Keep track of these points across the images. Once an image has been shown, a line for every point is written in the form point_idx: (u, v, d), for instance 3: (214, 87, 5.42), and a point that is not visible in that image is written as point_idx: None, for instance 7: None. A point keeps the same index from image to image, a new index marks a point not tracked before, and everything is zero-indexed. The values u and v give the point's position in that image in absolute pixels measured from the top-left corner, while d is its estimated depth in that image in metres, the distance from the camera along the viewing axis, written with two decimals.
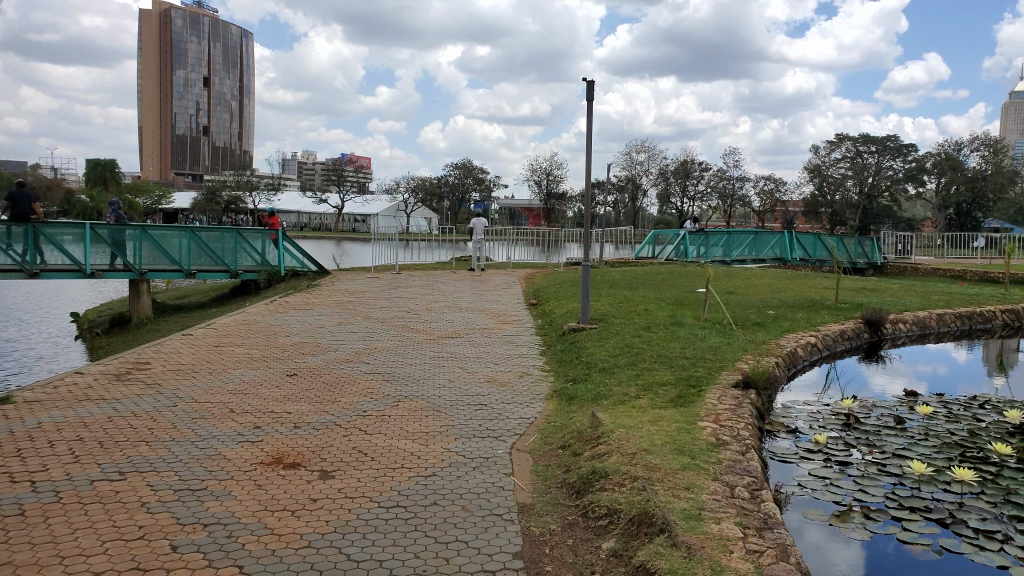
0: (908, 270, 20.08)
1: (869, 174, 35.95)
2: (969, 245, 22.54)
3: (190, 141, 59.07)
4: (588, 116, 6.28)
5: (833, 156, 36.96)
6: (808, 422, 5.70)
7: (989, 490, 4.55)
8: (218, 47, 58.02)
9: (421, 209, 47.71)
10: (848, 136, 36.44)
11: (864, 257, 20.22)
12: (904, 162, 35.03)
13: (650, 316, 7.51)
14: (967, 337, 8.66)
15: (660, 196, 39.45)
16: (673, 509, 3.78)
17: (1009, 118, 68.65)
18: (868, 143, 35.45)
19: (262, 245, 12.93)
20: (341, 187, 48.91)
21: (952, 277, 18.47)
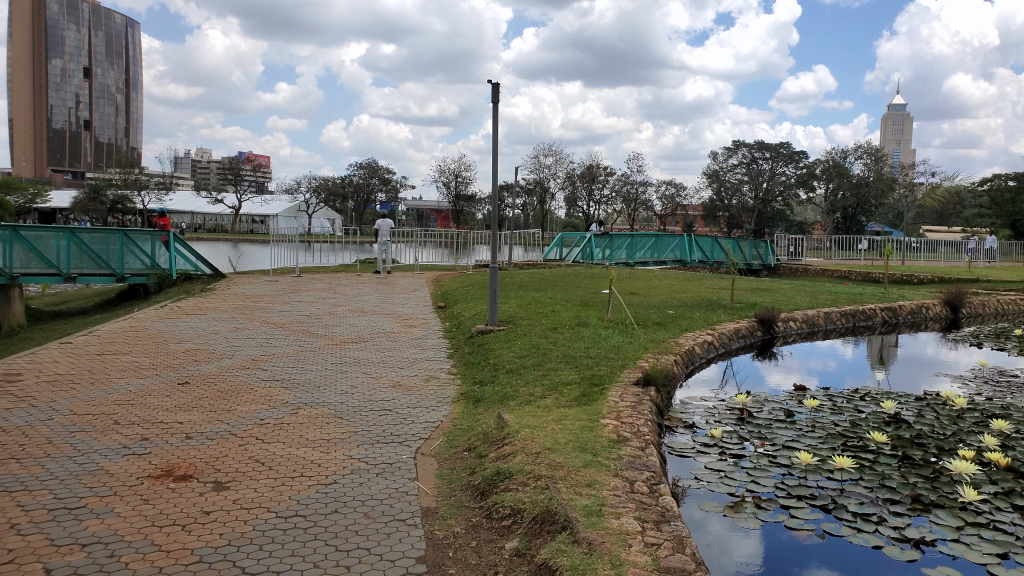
0: (799, 271, 21.28)
1: (763, 179, 37.67)
2: (854, 247, 24.14)
3: (71, 136, 55.56)
4: (494, 118, 6.27)
5: (730, 162, 38.56)
6: (704, 417, 5.90)
7: (868, 476, 4.86)
8: (101, 37, 54.72)
9: (324, 210, 46.73)
10: (744, 143, 38.19)
11: (759, 259, 21.26)
12: (795, 168, 37.00)
13: (556, 317, 7.59)
14: (851, 334, 9.19)
15: (568, 199, 40.10)
16: (574, 506, 3.83)
17: (888, 129, 73.81)
18: (763, 149, 37.14)
19: (151, 248, 12.27)
20: (237, 187, 46.99)
21: (838, 277, 19.62)
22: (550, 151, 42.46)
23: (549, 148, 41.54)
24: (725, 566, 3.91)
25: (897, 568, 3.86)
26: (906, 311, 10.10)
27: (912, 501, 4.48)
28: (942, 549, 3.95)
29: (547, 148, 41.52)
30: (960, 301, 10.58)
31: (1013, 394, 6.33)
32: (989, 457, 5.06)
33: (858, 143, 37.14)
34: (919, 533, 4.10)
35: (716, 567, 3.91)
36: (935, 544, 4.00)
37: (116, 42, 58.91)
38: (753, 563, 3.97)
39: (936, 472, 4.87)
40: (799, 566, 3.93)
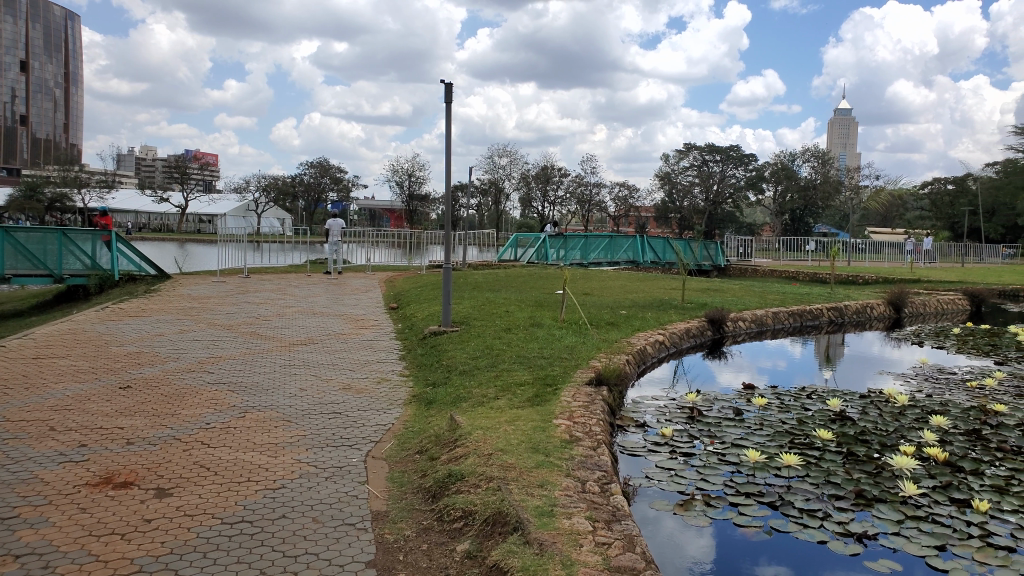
0: (749, 271, 21.66)
1: (714, 181, 38.28)
2: (801, 249, 24.72)
3: (6, 132, 53.61)
4: (447, 119, 6.24)
5: (681, 164, 39.15)
6: (655, 416, 5.97)
7: (814, 473, 4.96)
8: (39, 30, 52.90)
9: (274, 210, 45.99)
10: (695, 146, 38.83)
11: (709, 260, 21.70)
12: (745, 171, 37.81)
13: (510, 318, 7.60)
14: (799, 333, 9.40)
15: (522, 200, 40.24)
16: (526, 507, 3.83)
17: (834, 133, 76.12)
18: (713, 151, 37.76)
19: (92, 248, 11.96)
20: (183, 185, 45.97)
21: (785, 278, 20.10)
22: (504, 151, 42.55)
23: (504, 149, 41.67)
24: (675, 564, 3.96)
25: (841, 562, 3.96)
26: (851, 311, 10.38)
27: (855, 496, 4.60)
28: (883, 542, 4.07)
29: (502, 149, 41.65)
30: (902, 300, 10.91)
31: (951, 391, 6.55)
32: (929, 453, 5.23)
33: (805, 147, 38.20)
34: (862, 527, 4.21)
35: (666, 565, 3.95)
36: (877, 538, 4.12)
37: (55, 34, 57.00)
38: (704, 561, 4.02)
39: (879, 467, 5.01)
40: (748, 562, 3.99)
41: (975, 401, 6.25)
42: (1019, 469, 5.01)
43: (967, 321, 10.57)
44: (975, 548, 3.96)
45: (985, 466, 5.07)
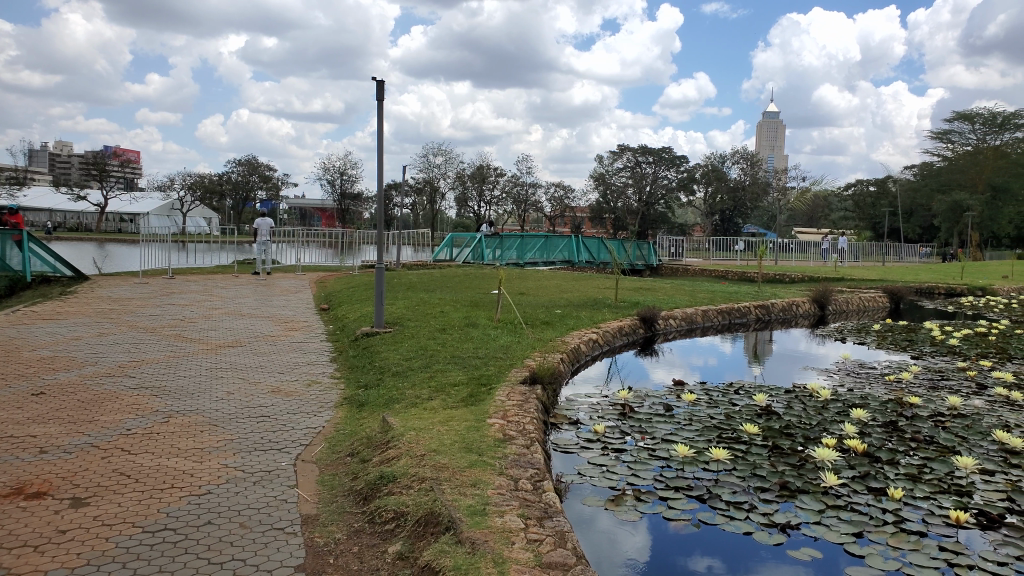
0: (680, 270, 22.10)
1: (646, 182, 38.76)
2: (730, 248, 25.42)
3: None
4: (380, 116, 6.17)
5: (615, 165, 39.74)
6: (588, 413, 6.04)
7: (740, 466, 5.11)
8: None
9: (200, 209, 44.67)
10: (630, 147, 39.43)
11: (642, 260, 22.15)
12: (677, 172, 38.73)
13: (446, 318, 7.57)
14: (729, 331, 9.66)
15: (458, 199, 40.19)
16: (459, 506, 3.83)
17: (763, 137, 78.78)
18: (646, 153, 38.40)
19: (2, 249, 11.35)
20: (101, 182, 44.11)
21: (715, 276, 20.73)
22: (440, 150, 42.38)
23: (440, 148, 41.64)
24: (607, 561, 4.02)
25: (766, 552, 4.09)
26: (778, 308, 10.73)
27: (779, 488, 4.76)
28: (805, 531, 4.22)
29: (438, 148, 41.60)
30: (826, 298, 11.34)
31: (871, 384, 6.83)
32: (849, 444, 5.44)
33: (735, 149, 39.69)
34: (786, 518, 4.35)
35: (598, 562, 4.01)
36: (799, 527, 4.27)
37: None
38: (638, 556, 4.09)
39: (802, 459, 5.18)
40: (679, 555, 4.08)
41: (892, 394, 6.53)
42: (930, 457, 5.27)
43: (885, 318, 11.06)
44: (890, 533, 4.15)
45: (900, 456, 5.31)
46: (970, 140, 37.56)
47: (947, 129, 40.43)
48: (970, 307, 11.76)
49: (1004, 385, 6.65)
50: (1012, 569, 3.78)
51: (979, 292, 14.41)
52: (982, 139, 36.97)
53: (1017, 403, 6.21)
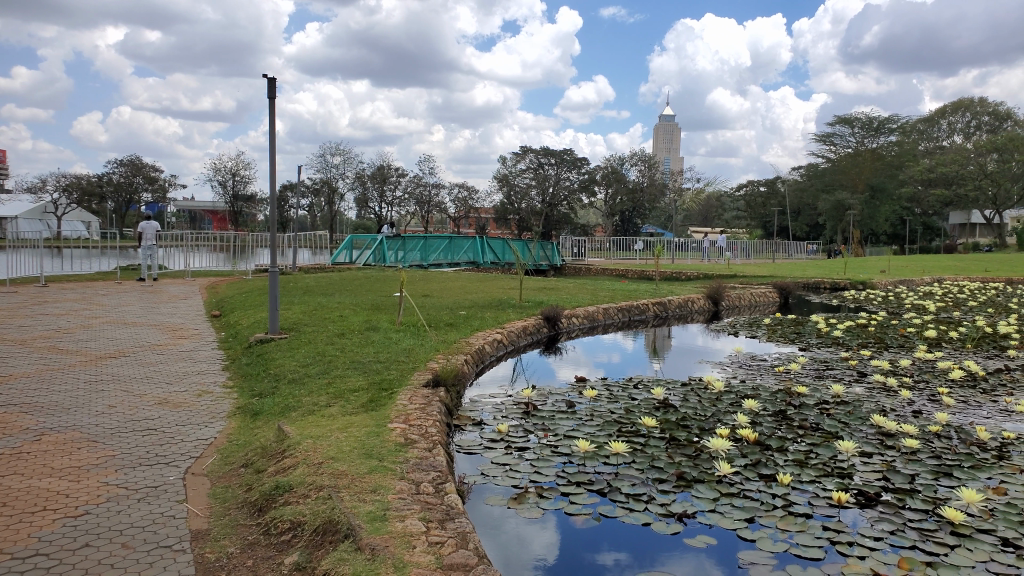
0: (582, 270, 22.53)
1: (549, 184, 39.33)
2: (630, 248, 26.19)
3: None
4: (272, 114, 5.98)
5: (518, 167, 39.95)
6: (492, 413, 6.05)
7: (639, 459, 5.24)
8: None
9: (76, 212, 41.93)
10: (532, 149, 39.82)
11: (546, 260, 22.42)
12: (578, 174, 39.59)
13: (345, 323, 7.43)
14: (628, 327, 9.93)
15: (358, 200, 39.60)
16: (358, 513, 3.76)
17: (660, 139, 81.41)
18: (548, 155, 38.96)
19: None
20: None
21: (616, 275, 21.32)
22: (339, 150, 41.60)
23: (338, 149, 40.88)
24: (510, 560, 4.03)
25: (666, 542, 4.20)
26: (674, 305, 11.11)
27: (676, 479, 4.91)
28: (700, 519, 4.37)
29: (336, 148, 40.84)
30: (719, 295, 11.83)
31: (762, 375, 7.17)
32: (741, 433, 5.67)
33: (633, 151, 41.11)
34: (682, 507, 4.50)
35: (504, 563, 4.03)
36: (695, 516, 4.41)
37: None
38: (546, 555, 4.12)
39: (697, 450, 5.38)
40: (582, 550, 4.14)
41: (781, 384, 6.86)
42: (816, 443, 5.58)
43: (773, 312, 11.62)
44: (779, 517, 4.35)
45: (789, 443, 5.59)
46: (849, 142, 39.67)
47: (828, 133, 43.01)
48: (851, 300, 12.51)
49: (882, 372, 7.11)
50: (887, 543, 4.03)
51: (860, 285, 15.37)
52: (860, 142, 39.25)
53: (892, 388, 6.67)
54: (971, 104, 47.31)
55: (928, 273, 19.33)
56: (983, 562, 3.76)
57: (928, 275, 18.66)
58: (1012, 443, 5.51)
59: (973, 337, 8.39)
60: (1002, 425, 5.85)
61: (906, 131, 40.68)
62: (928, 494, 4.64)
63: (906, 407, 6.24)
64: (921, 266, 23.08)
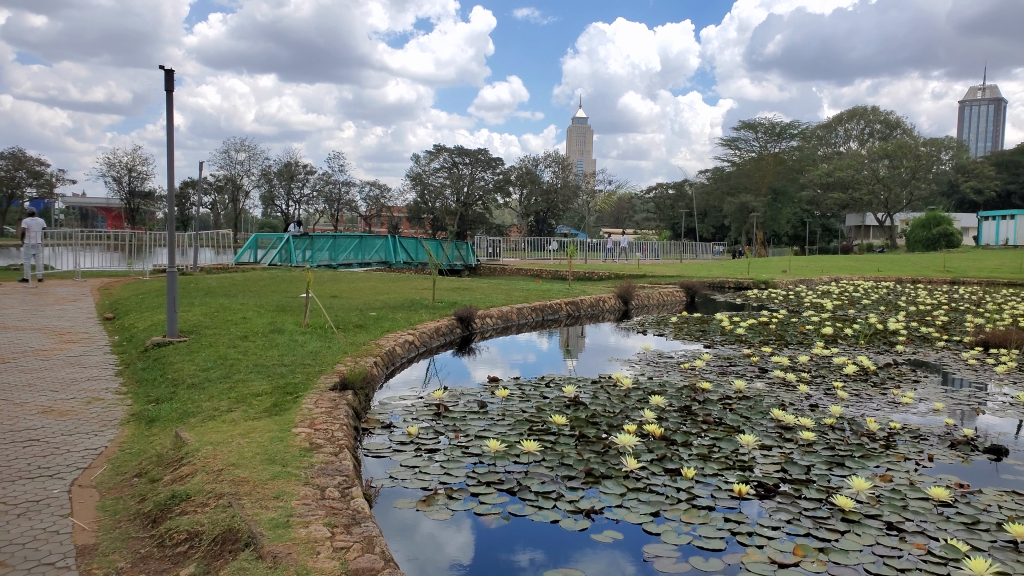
0: (498, 271, 22.72)
1: (463, 183, 39.34)
2: (544, 248, 26.55)
3: None
4: (170, 107, 5.73)
5: (432, 165, 39.50)
6: (402, 416, 6.00)
7: (549, 457, 5.31)
8: None
9: None
10: (446, 149, 39.43)
11: (461, 259, 22.42)
12: (493, 174, 39.88)
13: (248, 325, 7.22)
14: (542, 327, 10.05)
15: (264, 198, 38.50)
16: (260, 521, 3.65)
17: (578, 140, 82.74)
18: (462, 154, 39.05)
19: None
20: None
21: (531, 275, 21.56)
22: (244, 146, 40.27)
23: (243, 144, 39.66)
24: (419, 564, 4.01)
25: (573, 539, 4.27)
26: (586, 305, 11.31)
27: (585, 475, 5.00)
28: (608, 514, 4.45)
29: (241, 144, 39.60)
30: (629, 294, 12.13)
31: (669, 372, 7.38)
32: (648, 429, 5.82)
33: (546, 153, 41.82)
34: (590, 504, 4.58)
35: (413, 567, 4.00)
36: (603, 512, 4.50)
37: None
38: (455, 557, 4.12)
39: (606, 446, 5.49)
40: (492, 551, 4.15)
41: (687, 380, 7.09)
42: (719, 437, 5.78)
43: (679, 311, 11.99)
44: (683, 510, 4.49)
45: (694, 438, 5.77)
46: (753, 146, 41.54)
47: (734, 137, 44.78)
48: (754, 299, 13.04)
49: (781, 368, 7.45)
50: (783, 532, 4.22)
51: (762, 285, 16.04)
52: (763, 146, 41.13)
53: (791, 382, 6.99)
54: (866, 111, 50.18)
55: (824, 272, 20.43)
56: (870, 546, 3.99)
57: (826, 274, 19.63)
58: (898, 433, 5.87)
59: (865, 333, 8.89)
60: (890, 416, 6.22)
61: (807, 137, 42.80)
62: (822, 484, 4.89)
63: (803, 401, 6.56)
64: (820, 265, 24.33)
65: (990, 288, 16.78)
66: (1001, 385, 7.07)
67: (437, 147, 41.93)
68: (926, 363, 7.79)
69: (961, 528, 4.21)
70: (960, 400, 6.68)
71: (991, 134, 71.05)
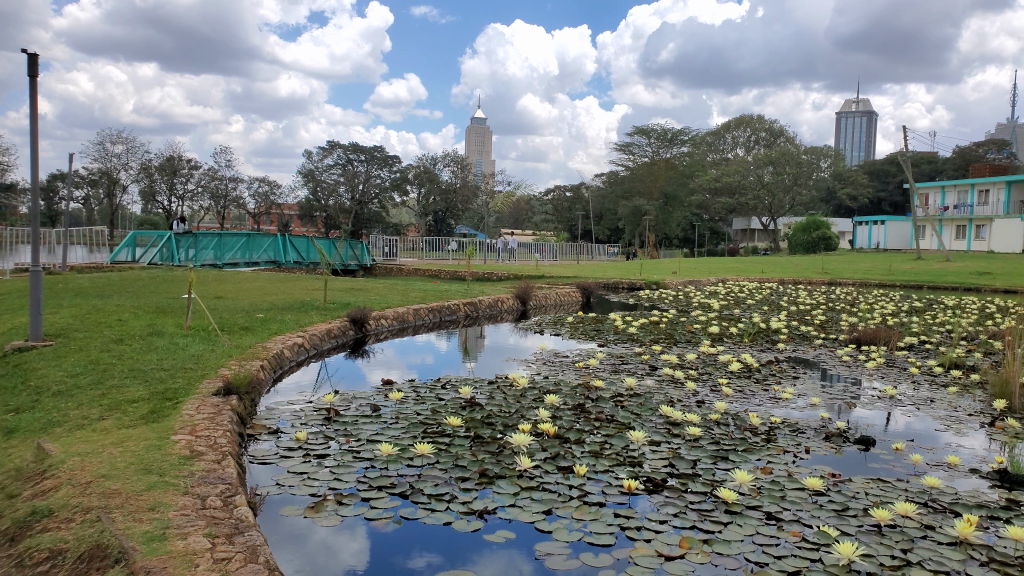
0: (394, 271, 22.60)
1: (359, 181, 38.97)
2: (443, 249, 26.60)
3: None
4: (33, 93, 5.34)
5: (325, 162, 39.22)
6: (290, 421, 5.83)
7: (442, 458, 5.29)
8: None
9: None
10: (339, 145, 39.46)
11: (355, 259, 22.20)
12: (389, 172, 39.75)
13: (124, 328, 6.83)
14: (439, 328, 10.04)
15: (143, 194, 36.44)
16: (132, 535, 3.46)
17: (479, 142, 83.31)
18: (357, 151, 38.79)
19: None
20: None
21: (428, 275, 21.56)
22: (120, 138, 38.00)
23: (120, 136, 37.52)
24: None
25: (465, 540, 4.27)
26: (484, 305, 11.39)
27: (479, 476, 5.01)
28: (501, 514, 4.47)
29: (117, 135, 37.45)
30: (527, 295, 12.30)
31: (564, 371, 7.52)
32: (542, 428, 5.89)
33: (444, 153, 41.46)
34: (483, 504, 4.59)
35: None
36: (496, 512, 4.51)
37: None
38: (345, 563, 4.02)
39: (500, 446, 5.52)
40: (386, 557, 4.07)
41: (581, 378, 7.24)
42: (610, 434, 5.92)
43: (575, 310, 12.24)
44: (574, 507, 4.57)
45: (586, 435, 5.89)
46: (646, 152, 42.53)
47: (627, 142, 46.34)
48: (647, 298, 13.51)
49: (670, 365, 7.73)
50: (670, 525, 4.36)
51: (653, 285, 16.64)
52: (656, 152, 42.29)
53: (679, 379, 7.26)
54: (751, 120, 52.93)
55: (713, 275, 21.43)
56: (750, 536, 4.18)
57: (712, 276, 20.65)
58: (778, 427, 6.19)
59: (750, 332, 9.36)
60: (771, 411, 6.56)
61: (696, 145, 44.88)
62: (707, 478, 5.09)
63: (691, 397, 6.82)
64: (708, 267, 25.56)
65: (862, 288, 18.04)
66: (872, 379, 7.60)
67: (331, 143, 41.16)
68: (806, 360, 8.27)
69: (832, 515, 4.47)
70: (834, 395, 7.13)
71: (862, 144, 76.33)
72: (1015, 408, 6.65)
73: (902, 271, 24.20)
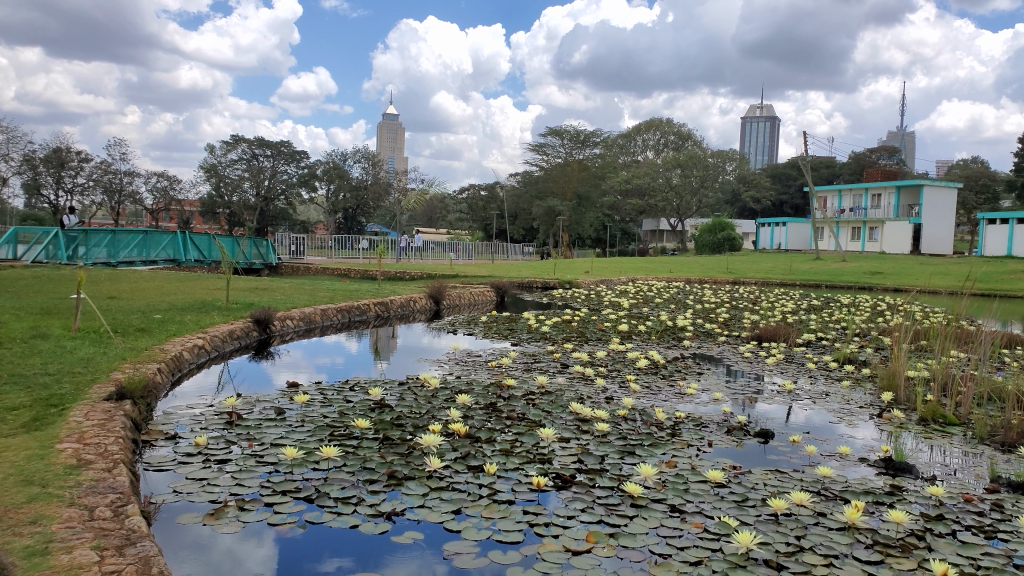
0: (300, 270, 22.09)
1: (265, 176, 37.93)
2: (355, 247, 26.18)
3: None
4: None
5: (229, 157, 37.83)
6: (189, 426, 5.61)
7: (350, 461, 5.20)
8: None
9: None
10: (244, 139, 38.07)
11: (260, 258, 21.62)
12: (297, 167, 38.71)
13: (4, 331, 6.42)
14: (348, 328, 9.90)
15: (27, 187, 34.15)
16: (10, 550, 3.25)
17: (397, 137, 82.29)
18: (263, 146, 37.43)
19: None
20: None
21: (337, 275, 21.20)
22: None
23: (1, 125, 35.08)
24: None
25: (372, 542, 4.22)
26: (395, 305, 11.28)
27: (387, 478, 4.96)
28: (410, 515, 4.44)
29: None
30: (439, 294, 12.28)
31: (476, 370, 7.54)
32: (453, 428, 5.88)
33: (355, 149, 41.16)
34: (392, 506, 4.55)
35: None
36: (404, 513, 4.48)
37: None
38: (246, 571, 3.91)
39: (410, 447, 5.48)
40: (290, 563, 3.98)
41: (493, 378, 7.27)
42: (521, 432, 5.97)
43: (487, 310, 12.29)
44: (483, 506, 4.58)
45: (497, 434, 5.92)
46: (559, 153, 42.81)
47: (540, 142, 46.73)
48: (558, 297, 13.67)
49: (580, 364, 7.85)
50: (577, 520, 4.44)
51: (565, 285, 16.87)
52: (569, 153, 42.85)
53: (589, 377, 7.40)
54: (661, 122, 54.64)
55: (624, 274, 21.94)
56: (654, 528, 4.30)
57: (621, 275, 21.12)
58: (683, 422, 6.38)
59: (657, 330, 9.63)
60: (676, 406, 6.76)
61: (609, 146, 45.82)
62: (614, 473, 5.20)
63: (600, 394, 6.96)
64: (619, 266, 26.13)
65: (764, 287, 18.80)
66: (773, 375, 7.95)
67: (236, 137, 39.74)
68: (710, 357, 8.57)
69: (732, 506, 4.65)
70: (737, 390, 7.41)
71: (768, 147, 79.74)
72: (901, 399, 7.11)
73: (802, 271, 25.42)
